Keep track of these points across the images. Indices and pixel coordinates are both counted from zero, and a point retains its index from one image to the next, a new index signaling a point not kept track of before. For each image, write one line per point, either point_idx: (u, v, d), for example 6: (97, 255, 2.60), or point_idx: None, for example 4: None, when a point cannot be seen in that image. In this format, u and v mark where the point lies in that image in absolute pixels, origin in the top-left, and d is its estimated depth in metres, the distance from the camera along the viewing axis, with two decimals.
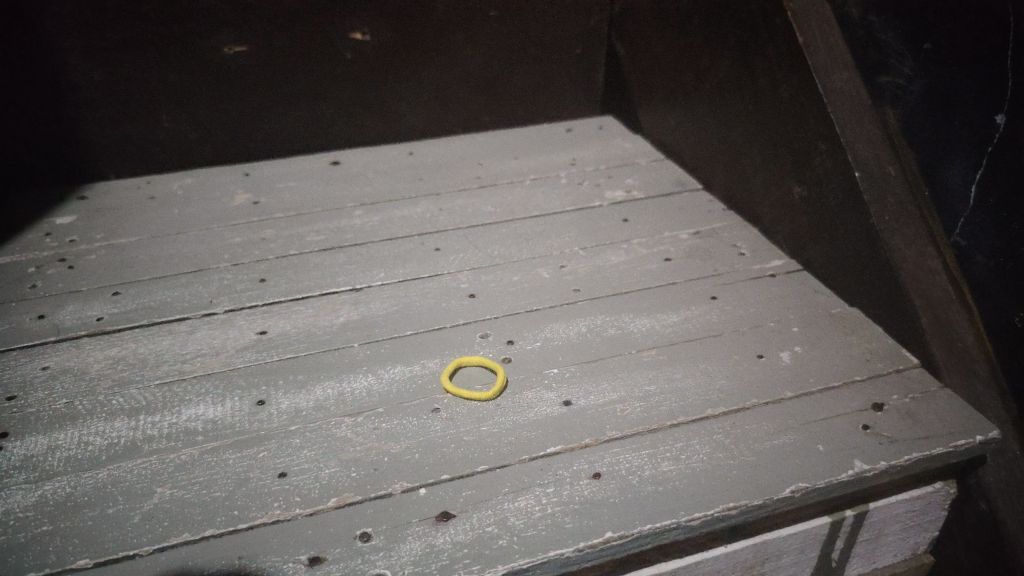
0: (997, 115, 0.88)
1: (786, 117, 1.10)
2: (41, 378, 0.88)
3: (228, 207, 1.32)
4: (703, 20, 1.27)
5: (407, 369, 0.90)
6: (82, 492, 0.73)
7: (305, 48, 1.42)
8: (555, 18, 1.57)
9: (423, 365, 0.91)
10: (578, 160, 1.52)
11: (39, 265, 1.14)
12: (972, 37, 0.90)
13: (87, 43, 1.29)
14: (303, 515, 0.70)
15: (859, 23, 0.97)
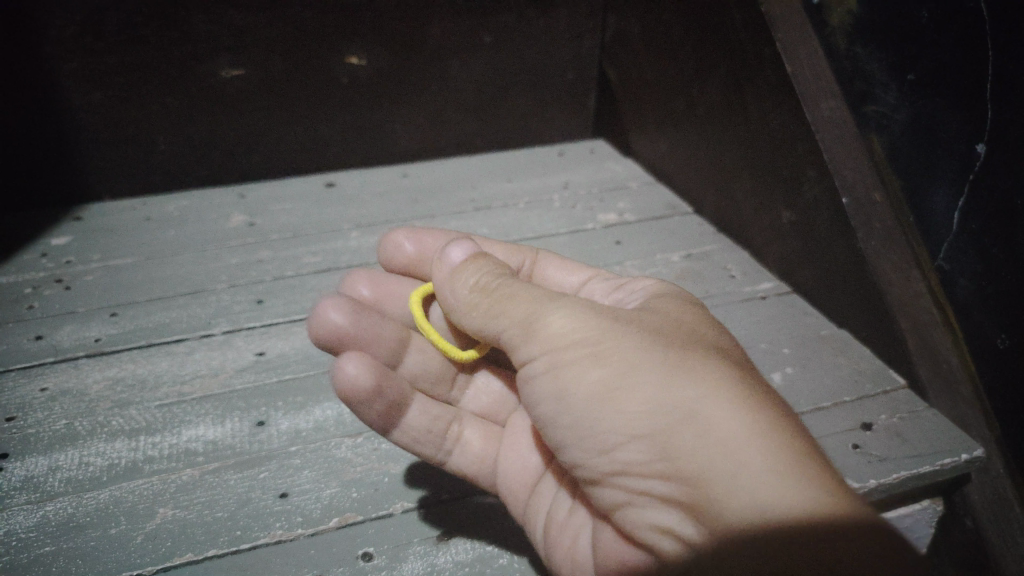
0: (977, 145, 0.93)
1: (775, 144, 1.13)
2: (41, 400, 0.89)
3: (224, 228, 1.33)
4: (694, 49, 1.30)
5: None
6: (84, 513, 0.73)
7: (302, 73, 1.44)
8: (549, 45, 1.60)
9: None
10: (571, 182, 1.55)
11: (36, 285, 1.14)
12: (952, 70, 0.96)
13: (85, 67, 1.30)
14: (305, 534, 0.71)
15: (846, 54, 1.04)
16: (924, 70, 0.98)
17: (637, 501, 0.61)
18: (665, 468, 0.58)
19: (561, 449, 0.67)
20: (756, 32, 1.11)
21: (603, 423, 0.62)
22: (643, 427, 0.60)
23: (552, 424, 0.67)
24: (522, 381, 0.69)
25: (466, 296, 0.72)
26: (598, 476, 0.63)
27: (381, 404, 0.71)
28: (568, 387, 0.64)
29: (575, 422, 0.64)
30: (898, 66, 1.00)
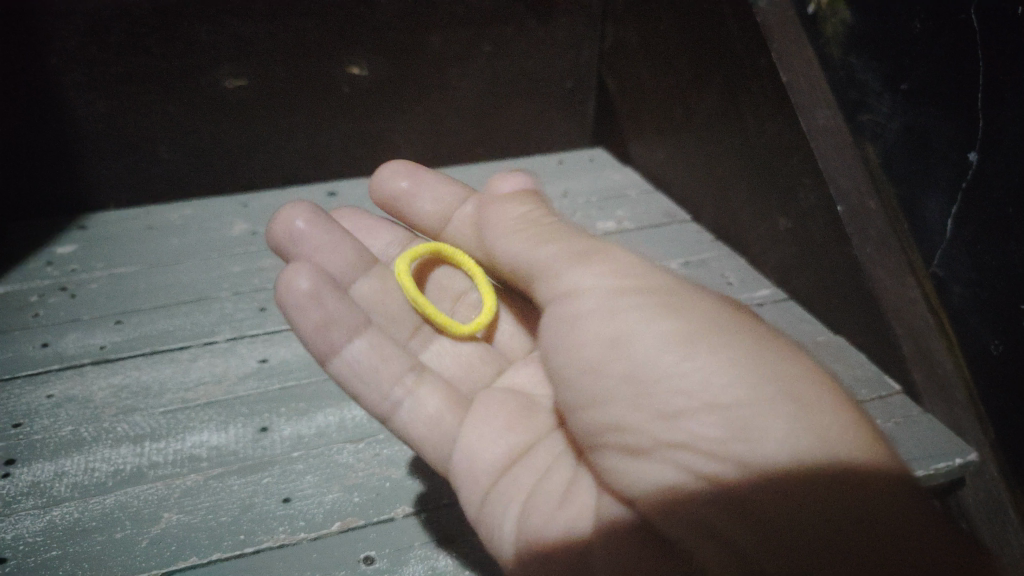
0: (970, 152, 0.96)
1: (772, 153, 1.14)
2: (47, 406, 0.90)
3: (227, 237, 1.35)
4: (692, 58, 1.31)
5: None
6: (89, 517, 0.74)
7: (303, 82, 1.44)
8: (549, 56, 1.60)
9: None
10: (569, 191, 1.56)
11: (40, 294, 1.15)
12: (946, 80, 0.99)
13: (89, 78, 1.31)
14: (308, 538, 0.72)
15: (841, 63, 1.07)
16: (918, 80, 1.01)
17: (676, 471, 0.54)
18: (727, 431, 0.53)
19: (595, 412, 0.61)
20: (754, 42, 1.12)
21: (660, 377, 0.57)
22: (711, 385, 0.54)
23: (593, 379, 0.62)
24: (568, 322, 0.65)
25: (521, 235, 0.73)
26: (636, 439, 0.57)
27: (316, 315, 0.76)
28: (626, 332, 0.60)
29: (624, 374, 0.59)
30: (891, 77, 1.03)
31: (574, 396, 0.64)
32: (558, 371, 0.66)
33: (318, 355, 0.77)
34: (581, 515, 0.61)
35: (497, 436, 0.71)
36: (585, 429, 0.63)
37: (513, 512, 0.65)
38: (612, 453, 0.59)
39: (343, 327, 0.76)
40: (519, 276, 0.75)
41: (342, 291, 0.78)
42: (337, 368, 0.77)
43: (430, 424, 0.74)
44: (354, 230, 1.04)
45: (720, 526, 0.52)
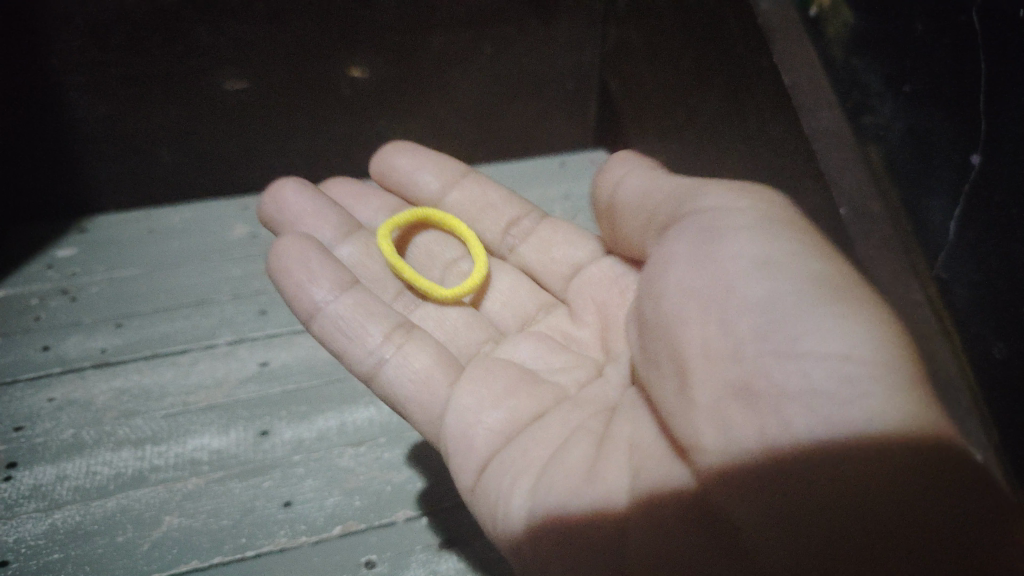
0: (973, 154, 0.99)
1: (775, 155, 1.14)
2: (48, 410, 0.90)
3: (228, 239, 1.35)
4: (695, 59, 1.30)
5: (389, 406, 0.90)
6: (91, 520, 0.74)
7: (304, 84, 1.44)
8: (552, 58, 1.58)
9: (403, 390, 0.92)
10: (571, 194, 1.56)
11: (42, 297, 1.15)
12: (949, 83, 1.02)
13: (90, 81, 1.31)
14: (309, 542, 0.72)
15: (844, 65, 1.05)
16: (921, 83, 1.03)
17: (757, 423, 0.55)
18: (824, 391, 0.53)
19: (693, 345, 0.61)
20: (756, 44, 1.12)
21: (786, 319, 0.57)
22: (831, 340, 0.55)
23: (706, 310, 0.62)
24: (711, 242, 0.67)
25: (671, 186, 0.79)
26: (730, 380, 0.57)
27: (299, 274, 0.84)
28: (770, 270, 0.61)
29: (746, 308, 0.60)
30: (895, 77, 1.04)
31: (670, 327, 0.65)
32: (665, 300, 0.66)
33: (302, 312, 0.84)
34: (613, 489, 0.61)
35: (493, 405, 0.73)
36: (671, 370, 0.63)
37: (522, 483, 0.65)
38: (699, 390, 0.59)
39: (323, 279, 0.84)
40: (647, 216, 0.79)
41: (326, 254, 0.87)
42: (321, 325, 0.83)
43: (416, 384, 0.78)
44: (344, 196, 1.13)
45: (771, 491, 0.53)
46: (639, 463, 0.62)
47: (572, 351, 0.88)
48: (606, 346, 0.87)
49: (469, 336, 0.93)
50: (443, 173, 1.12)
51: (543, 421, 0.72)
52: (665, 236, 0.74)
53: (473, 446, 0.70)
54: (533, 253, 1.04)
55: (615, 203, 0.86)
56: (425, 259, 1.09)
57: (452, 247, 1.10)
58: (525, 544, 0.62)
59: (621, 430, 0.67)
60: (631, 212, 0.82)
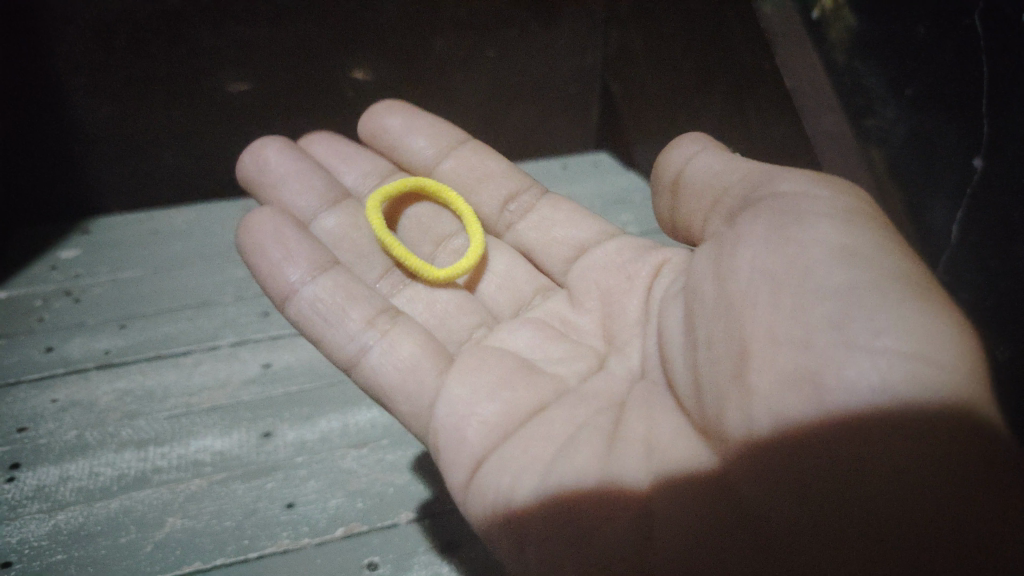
0: (975, 158, 1.00)
1: (779, 157, 1.15)
2: (52, 411, 0.90)
3: (231, 240, 1.35)
4: (696, 63, 1.31)
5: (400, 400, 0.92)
6: (94, 522, 0.74)
7: (307, 86, 1.44)
8: (553, 61, 1.59)
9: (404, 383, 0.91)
10: (573, 196, 1.56)
11: (46, 298, 1.15)
12: (950, 87, 1.01)
13: (94, 83, 1.32)
14: (312, 544, 0.72)
15: (846, 69, 1.05)
16: (923, 86, 1.02)
17: (809, 415, 0.49)
18: (890, 391, 0.47)
19: (759, 327, 0.54)
20: (757, 48, 1.12)
21: (867, 308, 0.51)
22: (912, 338, 0.49)
23: (778, 291, 0.55)
24: (794, 221, 0.59)
25: (746, 169, 0.70)
26: (797, 369, 0.51)
27: (274, 250, 0.82)
28: (853, 255, 0.55)
29: (823, 292, 0.53)
30: (896, 80, 1.03)
31: (732, 306, 0.58)
32: (737, 277, 0.59)
33: (275, 292, 0.82)
34: (625, 474, 0.56)
35: (486, 395, 0.68)
36: (723, 354, 0.56)
37: (523, 468, 0.59)
38: (757, 377, 0.52)
39: (300, 260, 0.82)
40: (714, 198, 0.71)
41: (303, 231, 0.86)
42: (298, 307, 0.80)
43: (400, 371, 0.73)
44: (332, 159, 1.12)
45: (805, 486, 0.48)
46: (661, 456, 0.57)
47: (571, 339, 0.82)
48: (607, 334, 0.82)
49: (461, 319, 0.91)
50: (437, 139, 1.10)
51: (549, 412, 0.66)
52: (738, 214, 0.65)
53: (464, 434, 0.65)
54: (531, 235, 1.01)
55: (678, 180, 0.76)
56: (418, 233, 1.07)
57: (446, 221, 1.08)
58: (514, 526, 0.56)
59: (637, 426, 0.62)
60: (695, 192, 0.73)
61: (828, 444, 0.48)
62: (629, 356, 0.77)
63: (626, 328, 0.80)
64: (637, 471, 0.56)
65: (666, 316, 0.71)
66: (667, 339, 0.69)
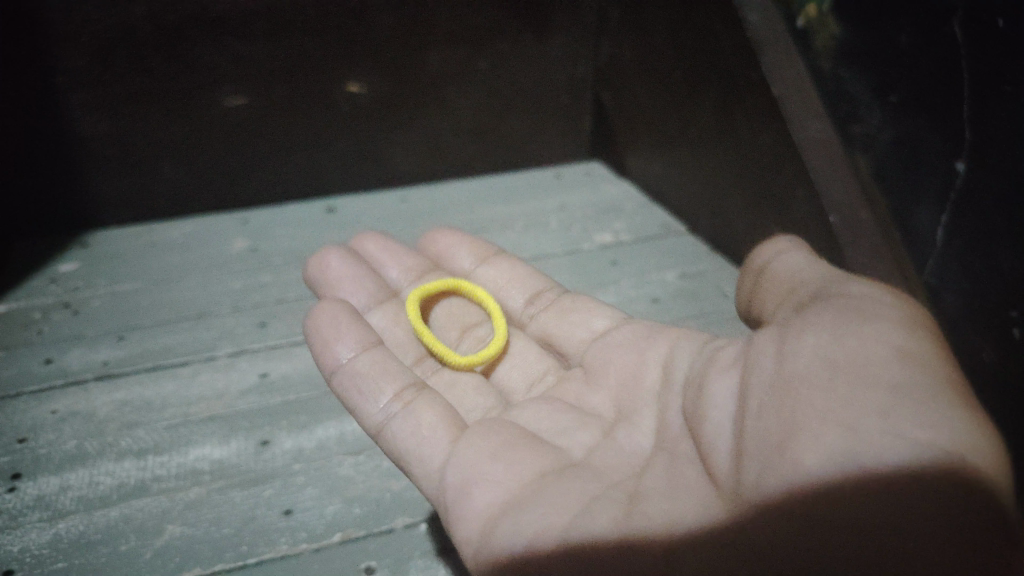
0: (957, 162, 1.01)
1: (771, 159, 1.14)
2: (52, 422, 0.91)
3: (227, 253, 1.36)
4: (685, 72, 1.33)
5: None
6: (94, 530, 0.75)
7: (301, 101, 1.46)
8: (546, 72, 1.61)
9: None
10: (566, 206, 1.57)
11: (44, 310, 1.17)
12: (932, 91, 1.05)
13: (93, 99, 1.34)
14: (310, 549, 0.73)
15: (832, 77, 1.08)
16: (907, 92, 1.05)
17: (844, 488, 0.51)
18: (929, 486, 0.49)
19: (813, 408, 0.55)
20: (742, 57, 1.14)
21: (920, 409, 0.52)
22: (962, 443, 0.50)
23: (836, 380, 0.56)
24: (859, 319, 0.60)
25: (827, 275, 0.70)
26: (845, 451, 0.52)
27: (325, 330, 0.89)
28: (914, 363, 0.56)
29: (879, 386, 0.54)
30: (881, 88, 1.07)
31: (789, 388, 0.58)
32: (798, 363, 0.60)
33: (324, 368, 0.87)
34: (646, 526, 0.58)
35: (490, 455, 0.69)
36: (771, 424, 0.57)
37: (540, 518, 0.61)
38: (804, 450, 0.53)
39: (348, 339, 0.88)
40: (791, 289, 0.71)
41: (357, 321, 0.91)
42: (338, 379, 0.85)
43: (417, 436, 0.76)
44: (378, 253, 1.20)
45: (828, 551, 0.51)
46: (682, 514, 0.58)
47: (581, 411, 0.82)
48: (619, 406, 0.80)
49: (472, 407, 0.91)
50: (476, 248, 1.21)
51: (566, 474, 0.67)
52: (807, 308, 0.65)
53: (472, 498, 0.65)
54: (554, 322, 1.03)
55: (764, 270, 0.77)
56: (446, 323, 1.14)
57: (473, 313, 1.16)
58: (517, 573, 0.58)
59: (661, 488, 0.63)
60: (776, 283, 0.74)
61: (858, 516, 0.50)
62: (640, 431, 0.74)
63: (637, 402, 0.79)
64: (656, 526, 0.57)
65: (713, 383, 0.68)
66: (707, 405, 0.66)
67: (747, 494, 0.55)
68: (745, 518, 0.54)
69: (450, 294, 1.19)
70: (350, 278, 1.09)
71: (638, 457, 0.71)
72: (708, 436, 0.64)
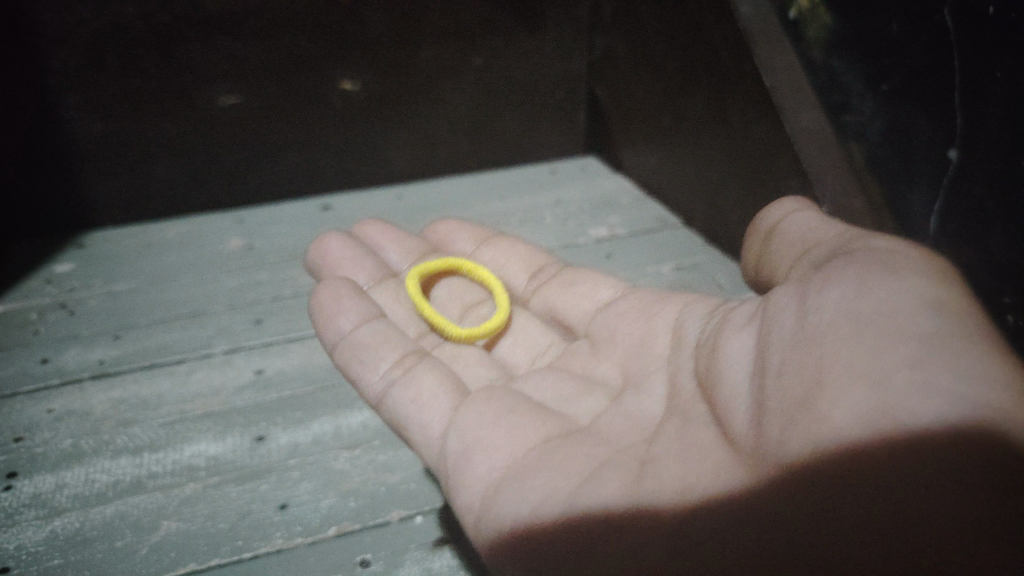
0: (951, 150, 1.04)
1: (764, 150, 1.14)
2: (48, 421, 0.91)
3: (222, 252, 1.37)
4: (677, 65, 1.33)
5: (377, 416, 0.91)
6: (90, 527, 0.75)
7: (294, 98, 1.46)
8: (539, 67, 1.62)
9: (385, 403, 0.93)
10: (561, 200, 1.57)
11: (40, 311, 1.17)
12: (924, 83, 1.05)
13: (87, 101, 1.34)
14: (305, 543, 0.73)
15: (823, 66, 1.15)
16: (898, 81, 1.08)
17: (867, 447, 0.47)
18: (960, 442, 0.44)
19: (838, 363, 0.52)
20: (734, 49, 1.14)
21: (956, 359, 0.47)
22: (1003, 394, 0.45)
23: (862, 332, 0.52)
24: (886, 271, 0.56)
25: (842, 233, 0.67)
26: (870, 409, 0.48)
27: (331, 308, 0.93)
28: (948, 312, 0.51)
29: (909, 338, 0.50)
30: (873, 77, 1.11)
31: (812, 344, 0.55)
32: (821, 316, 0.56)
33: (327, 342, 0.91)
34: (657, 492, 0.57)
35: (490, 421, 0.71)
36: (792, 383, 0.54)
37: (544, 484, 0.61)
38: (828, 408, 0.50)
39: (350, 313, 0.92)
40: (805, 249, 0.68)
41: (360, 297, 0.96)
42: (341, 352, 0.88)
43: (416, 404, 0.78)
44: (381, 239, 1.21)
45: (851, 514, 0.47)
46: (693, 480, 0.56)
47: (587, 380, 0.83)
48: (625, 373, 0.81)
49: (478, 372, 0.90)
50: (475, 233, 1.23)
51: (571, 440, 0.69)
52: (827, 264, 0.61)
53: (475, 461, 0.67)
54: (558, 296, 1.02)
55: (773, 231, 0.74)
56: (447, 301, 1.14)
57: (475, 291, 1.16)
58: (530, 544, 0.58)
59: (671, 453, 0.61)
60: (786, 243, 0.71)
61: (882, 477, 0.46)
62: (649, 396, 0.74)
63: (628, 386, 0.78)
64: (672, 492, 0.56)
65: (727, 342, 0.66)
66: (721, 363, 0.65)
67: (769, 457, 0.52)
68: (766, 483, 0.51)
69: (451, 276, 1.20)
70: (350, 259, 1.12)
71: (649, 421, 0.70)
72: (724, 395, 0.62)
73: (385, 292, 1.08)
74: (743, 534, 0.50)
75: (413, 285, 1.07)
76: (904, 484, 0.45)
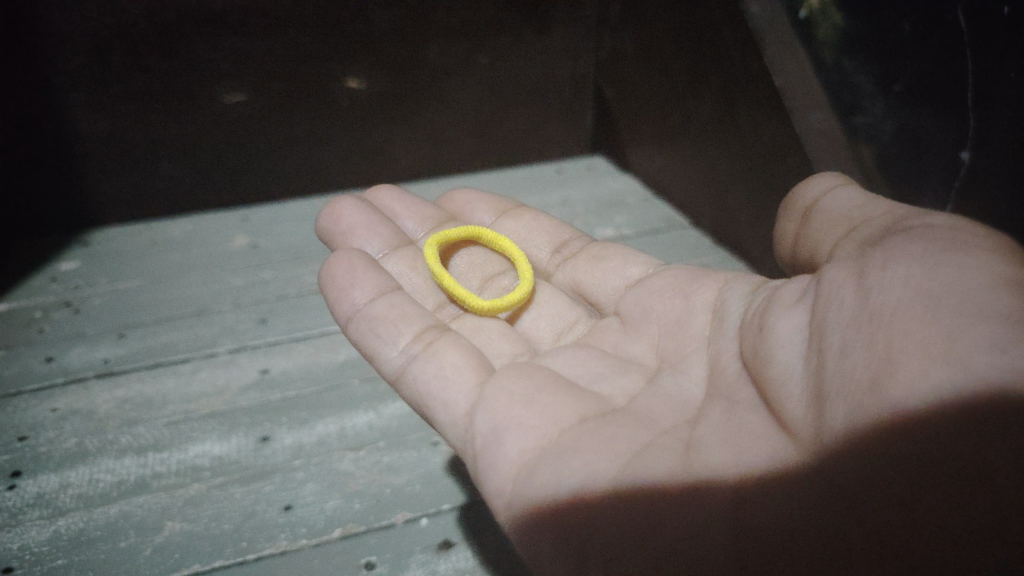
0: (963, 152, 1.10)
1: (772, 151, 1.13)
2: (52, 420, 0.91)
3: (227, 250, 1.36)
4: (685, 64, 1.32)
5: (382, 418, 0.90)
6: (94, 527, 0.75)
7: (300, 96, 1.45)
8: (545, 65, 1.61)
9: (391, 405, 0.92)
10: (567, 200, 1.56)
11: (45, 309, 1.16)
12: (934, 84, 1.10)
13: (92, 98, 1.33)
14: (310, 545, 0.73)
15: (834, 67, 1.09)
16: (909, 81, 1.10)
17: (940, 432, 0.44)
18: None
19: (906, 341, 0.47)
20: (742, 49, 1.13)
21: None
22: None
23: (935, 312, 0.48)
24: (952, 250, 0.51)
25: (889, 209, 0.62)
26: (947, 393, 0.44)
27: (341, 282, 0.81)
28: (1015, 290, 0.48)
29: (992, 314, 0.46)
30: (883, 77, 1.10)
31: (875, 321, 0.50)
32: (885, 294, 0.51)
33: (341, 318, 0.80)
34: (706, 467, 0.52)
35: (522, 400, 0.62)
36: (856, 363, 0.49)
37: (584, 465, 0.54)
38: (901, 386, 0.46)
39: (365, 284, 0.81)
40: (851, 226, 0.63)
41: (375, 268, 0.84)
42: (357, 328, 0.78)
43: (439, 379, 0.69)
44: (394, 203, 1.14)
45: (917, 494, 0.44)
46: (752, 461, 0.51)
47: (619, 359, 0.75)
48: (661, 354, 0.74)
49: (500, 346, 0.84)
50: (494, 202, 1.16)
51: (608, 421, 0.60)
52: (882, 241, 0.57)
53: (502, 443, 0.59)
54: (585, 270, 0.98)
55: (812, 211, 0.69)
56: (467, 273, 1.09)
57: (494, 262, 1.10)
58: (558, 523, 0.52)
59: (720, 437, 0.55)
60: (828, 222, 0.66)
61: (957, 455, 0.43)
62: (687, 379, 0.67)
63: None
64: (720, 471, 0.51)
65: (775, 321, 0.60)
66: (769, 344, 0.59)
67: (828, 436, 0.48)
68: (828, 462, 0.47)
69: (468, 246, 1.14)
70: (362, 227, 1.01)
71: (688, 403, 0.64)
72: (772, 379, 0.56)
73: (399, 262, 1.01)
74: (800, 517, 0.46)
75: (432, 253, 1.02)
76: (978, 468, 0.43)
